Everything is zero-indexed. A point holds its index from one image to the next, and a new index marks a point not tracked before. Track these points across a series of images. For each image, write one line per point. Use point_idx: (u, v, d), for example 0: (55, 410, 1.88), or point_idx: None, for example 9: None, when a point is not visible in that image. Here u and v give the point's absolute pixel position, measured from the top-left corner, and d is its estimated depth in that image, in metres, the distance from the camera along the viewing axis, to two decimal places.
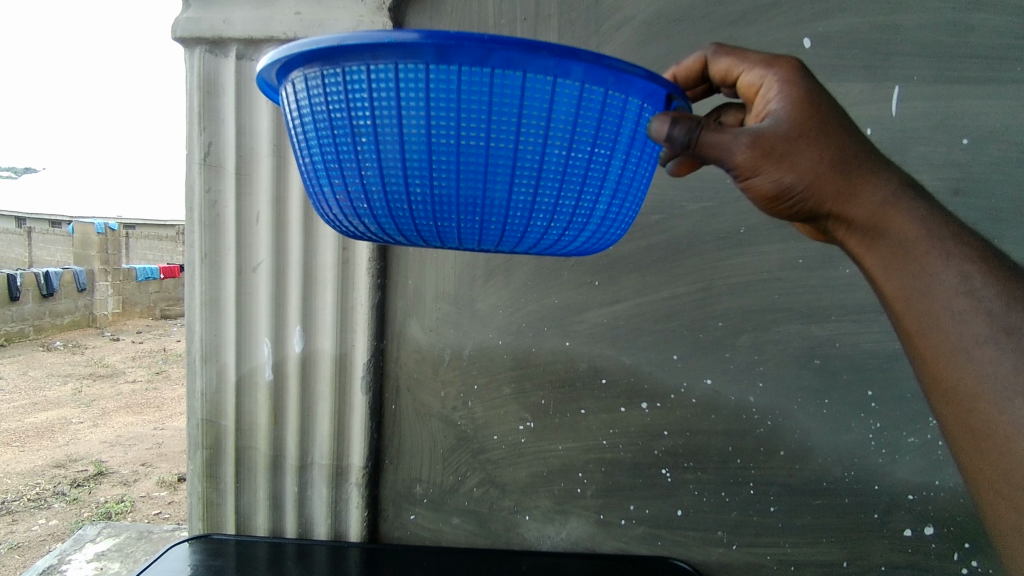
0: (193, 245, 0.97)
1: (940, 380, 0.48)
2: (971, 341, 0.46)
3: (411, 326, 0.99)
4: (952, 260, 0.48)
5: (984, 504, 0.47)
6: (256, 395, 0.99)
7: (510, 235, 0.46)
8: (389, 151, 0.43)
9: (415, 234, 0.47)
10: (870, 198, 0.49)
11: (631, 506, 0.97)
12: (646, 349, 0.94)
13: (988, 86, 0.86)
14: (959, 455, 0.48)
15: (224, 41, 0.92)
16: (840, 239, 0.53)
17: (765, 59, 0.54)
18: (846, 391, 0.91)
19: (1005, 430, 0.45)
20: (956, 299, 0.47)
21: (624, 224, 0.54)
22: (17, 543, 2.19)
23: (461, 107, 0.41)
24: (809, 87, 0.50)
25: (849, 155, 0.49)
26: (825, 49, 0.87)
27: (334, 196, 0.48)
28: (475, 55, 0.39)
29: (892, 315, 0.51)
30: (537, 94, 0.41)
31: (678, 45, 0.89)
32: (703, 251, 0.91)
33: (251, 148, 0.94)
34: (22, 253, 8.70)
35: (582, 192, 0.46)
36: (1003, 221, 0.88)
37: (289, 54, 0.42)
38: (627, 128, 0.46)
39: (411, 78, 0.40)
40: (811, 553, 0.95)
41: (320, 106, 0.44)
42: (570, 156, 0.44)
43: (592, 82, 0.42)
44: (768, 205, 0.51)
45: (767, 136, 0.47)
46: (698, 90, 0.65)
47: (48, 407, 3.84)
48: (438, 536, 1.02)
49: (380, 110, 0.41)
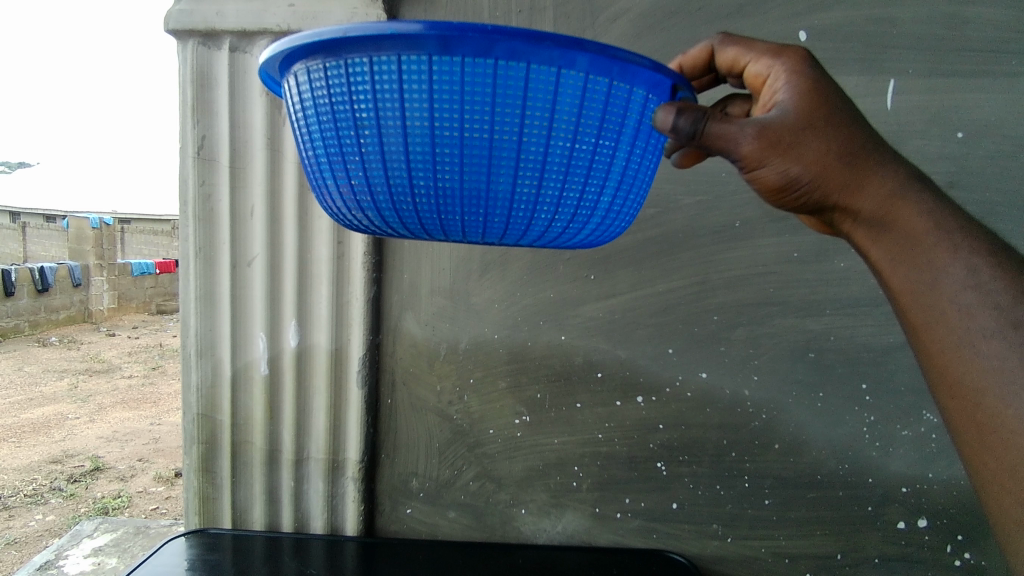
0: (188, 239, 0.96)
1: (945, 374, 0.48)
2: (978, 335, 0.47)
3: (408, 320, 0.99)
4: (959, 254, 0.48)
5: (987, 497, 0.47)
6: (252, 389, 0.99)
7: (515, 226, 0.46)
8: (393, 144, 0.42)
9: (419, 227, 0.47)
10: (877, 190, 0.49)
11: (626, 499, 0.98)
12: (641, 342, 0.94)
13: (983, 79, 0.86)
14: (962, 449, 0.48)
15: (217, 33, 0.92)
16: (846, 231, 0.53)
17: (771, 49, 0.53)
18: (840, 385, 0.91)
19: (1010, 424, 0.45)
20: (963, 293, 0.47)
21: (628, 217, 0.54)
22: (13, 539, 2.19)
23: (465, 99, 0.40)
24: (817, 78, 0.50)
25: (857, 147, 0.49)
26: (820, 42, 0.87)
27: (337, 190, 0.48)
28: (479, 46, 0.39)
29: (897, 308, 0.51)
30: (542, 84, 0.41)
31: (674, 38, 0.88)
32: (699, 245, 0.91)
33: (246, 141, 0.94)
34: (17, 247, 8.69)
35: (586, 186, 0.46)
36: (996, 215, 0.88)
37: (291, 47, 0.42)
38: (631, 120, 0.46)
39: (414, 70, 0.40)
40: (804, 545, 0.95)
41: (322, 99, 0.44)
42: (574, 148, 0.44)
43: (597, 72, 0.42)
44: (774, 197, 0.51)
45: (773, 126, 0.47)
46: (704, 81, 0.65)
47: (42, 403, 3.83)
48: (434, 530, 1.02)
49: (383, 101, 0.41)
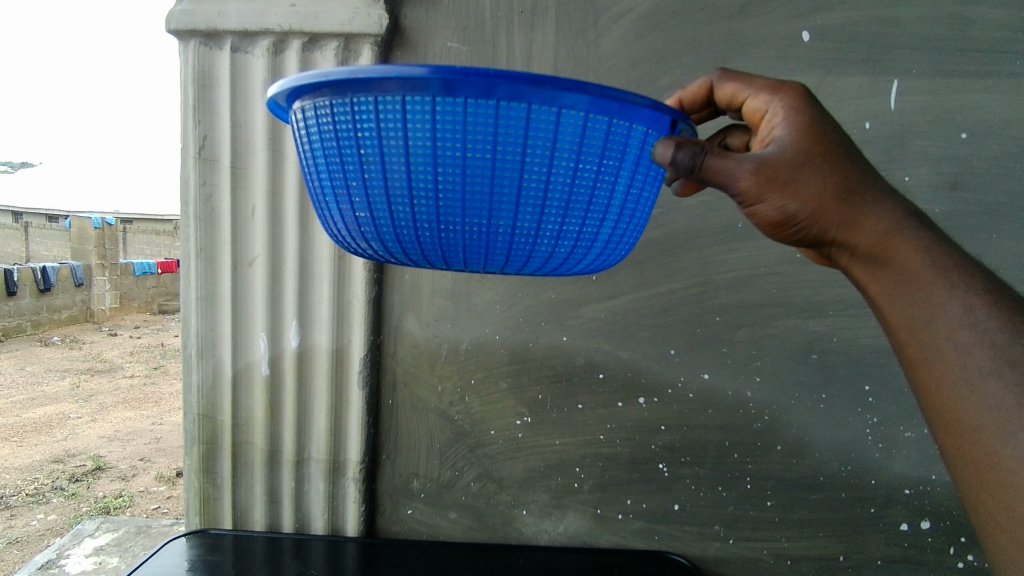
0: (189, 239, 0.96)
1: (943, 411, 0.47)
2: (974, 373, 0.46)
3: (409, 320, 0.99)
4: (955, 291, 0.48)
5: (985, 536, 0.46)
6: (253, 390, 0.98)
7: (516, 257, 0.46)
8: (396, 179, 0.42)
9: (422, 258, 0.47)
10: (874, 227, 0.49)
11: (628, 500, 0.97)
12: (643, 344, 0.94)
13: (987, 80, 0.86)
14: (961, 487, 0.47)
15: (219, 33, 0.91)
16: (844, 266, 0.53)
17: (769, 86, 0.53)
18: (843, 386, 0.91)
19: (1008, 463, 0.44)
20: (959, 330, 0.47)
21: (629, 243, 0.53)
22: (16, 537, 2.20)
23: (468, 136, 0.40)
24: (815, 115, 0.50)
25: (854, 183, 0.49)
26: (823, 42, 0.87)
27: (342, 217, 0.48)
28: (480, 88, 0.39)
29: (894, 342, 0.51)
30: (542, 125, 0.41)
31: (677, 38, 0.88)
32: (701, 246, 0.91)
33: (246, 141, 0.93)
34: (19, 247, 8.71)
35: (586, 218, 0.46)
36: (1001, 216, 0.87)
37: (298, 83, 0.42)
38: (631, 154, 0.46)
39: (418, 110, 0.40)
40: (807, 547, 0.95)
41: (328, 132, 0.44)
42: (575, 182, 0.44)
43: (596, 111, 0.42)
44: (773, 231, 0.50)
45: (771, 162, 0.47)
46: (704, 113, 0.65)
47: (45, 402, 3.84)
48: (435, 531, 1.02)
49: (387, 137, 0.41)
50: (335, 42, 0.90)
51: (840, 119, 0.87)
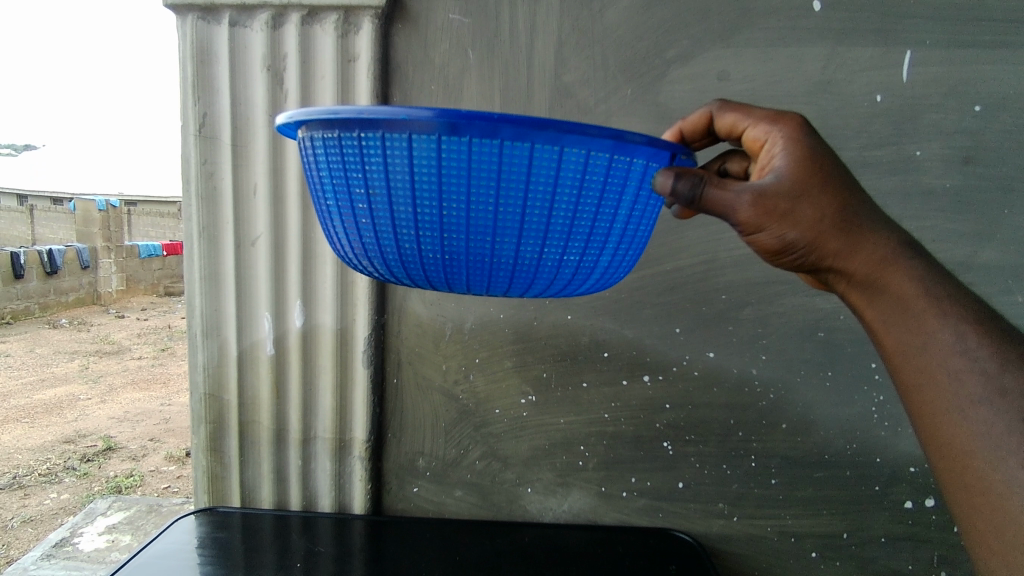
0: (191, 218, 0.96)
1: (936, 436, 0.47)
2: (966, 401, 0.45)
3: (413, 300, 0.98)
4: (948, 319, 0.46)
5: (977, 559, 0.45)
6: (259, 369, 0.99)
7: (518, 283, 0.46)
8: (402, 210, 0.42)
9: (423, 280, 0.46)
10: (869, 255, 0.48)
11: (632, 478, 0.98)
12: (648, 322, 0.93)
13: (1003, 50, 0.83)
14: (954, 511, 0.46)
15: (217, 8, 0.90)
16: (840, 291, 0.52)
17: (768, 116, 0.52)
18: (849, 364, 0.90)
19: (999, 488, 0.43)
20: (952, 358, 0.46)
21: (631, 262, 0.52)
22: (30, 517, 2.23)
23: (472, 176, 0.40)
24: (813, 146, 0.48)
25: (852, 212, 0.48)
26: (835, 12, 0.84)
27: (347, 238, 0.47)
28: (485, 129, 0.38)
29: (890, 367, 0.50)
30: (544, 164, 0.40)
31: (684, 9, 0.86)
32: (707, 223, 0.90)
33: (247, 119, 0.92)
34: (25, 231, 8.74)
35: (587, 246, 0.45)
36: (1013, 191, 0.86)
37: (306, 116, 0.41)
38: (631, 187, 0.45)
39: (424, 147, 0.39)
40: (810, 524, 0.95)
41: (336, 164, 0.43)
42: (577, 215, 0.43)
43: (598, 148, 0.41)
44: (772, 257, 0.50)
45: (769, 194, 0.46)
46: (704, 142, 0.63)
47: (55, 383, 3.88)
48: (440, 508, 1.03)
49: (394, 170, 0.40)
50: (334, 15, 0.89)
51: (851, 92, 0.85)
